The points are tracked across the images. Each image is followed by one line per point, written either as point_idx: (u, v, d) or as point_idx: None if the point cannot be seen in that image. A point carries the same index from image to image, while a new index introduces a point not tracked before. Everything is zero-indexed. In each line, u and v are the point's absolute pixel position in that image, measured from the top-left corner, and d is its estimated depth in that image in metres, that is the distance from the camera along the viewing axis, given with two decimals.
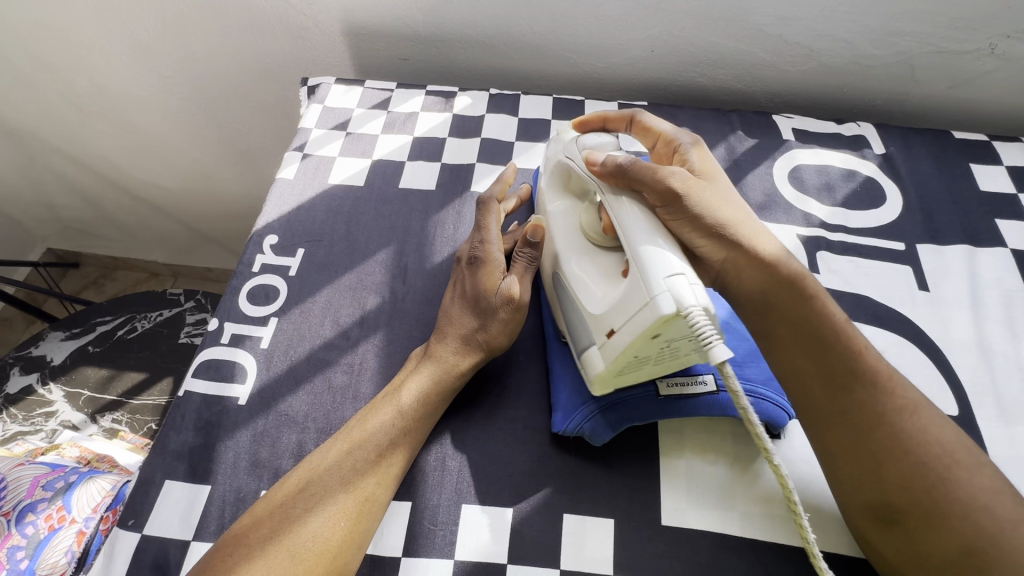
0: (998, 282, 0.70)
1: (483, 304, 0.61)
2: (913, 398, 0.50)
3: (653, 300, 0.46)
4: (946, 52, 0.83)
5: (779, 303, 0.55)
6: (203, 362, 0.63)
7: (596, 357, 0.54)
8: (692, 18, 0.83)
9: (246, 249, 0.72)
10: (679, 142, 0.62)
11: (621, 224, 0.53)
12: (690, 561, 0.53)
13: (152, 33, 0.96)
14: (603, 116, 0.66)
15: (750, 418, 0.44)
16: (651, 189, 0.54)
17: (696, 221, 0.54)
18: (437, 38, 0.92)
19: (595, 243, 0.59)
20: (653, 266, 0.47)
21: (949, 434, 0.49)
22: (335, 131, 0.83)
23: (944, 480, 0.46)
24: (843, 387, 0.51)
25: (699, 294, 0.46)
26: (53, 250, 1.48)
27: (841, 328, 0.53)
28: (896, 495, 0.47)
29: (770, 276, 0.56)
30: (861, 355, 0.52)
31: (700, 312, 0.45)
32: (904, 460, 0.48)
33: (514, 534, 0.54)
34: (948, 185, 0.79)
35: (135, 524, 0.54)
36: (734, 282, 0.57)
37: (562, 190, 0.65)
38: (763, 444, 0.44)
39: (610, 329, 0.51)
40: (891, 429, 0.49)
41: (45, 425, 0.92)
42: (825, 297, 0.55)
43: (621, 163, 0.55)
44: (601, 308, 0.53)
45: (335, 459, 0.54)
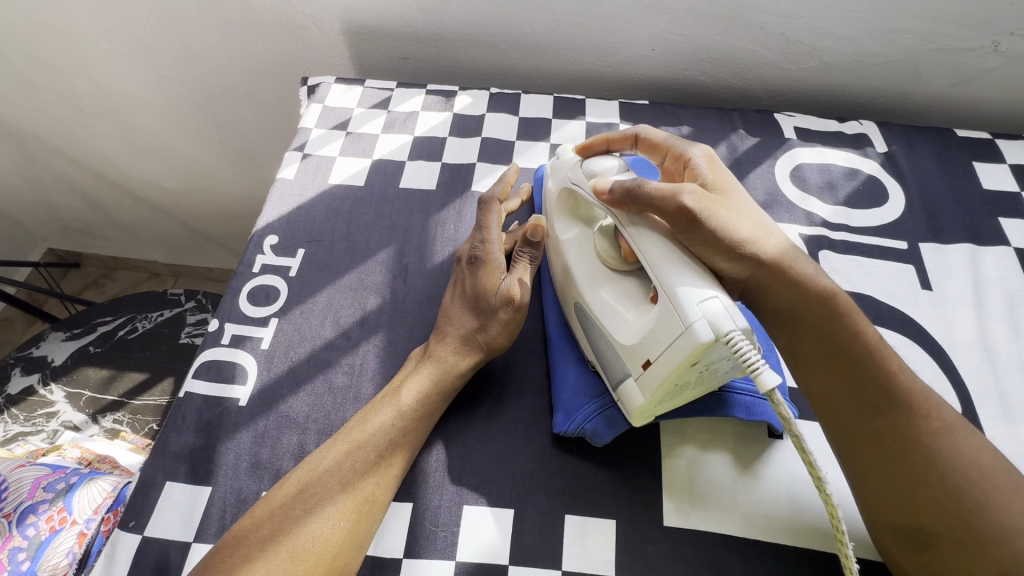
0: (1001, 281, 0.70)
1: (483, 304, 0.61)
2: (950, 418, 0.49)
3: (689, 328, 0.46)
4: (948, 50, 0.82)
5: (808, 322, 0.54)
6: (203, 363, 0.63)
7: (633, 390, 0.53)
8: (693, 16, 0.83)
9: (246, 250, 0.72)
10: (690, 158, 0.60)
11: (643, 252, 0.52)
12: (693, 563, 0.53)
13: (152, 33, 0.96)
14: (606, 139, 0.65)
15: (802, 445, 0.44)
16: (666, 211, 0.52)
17: (716, 240, 0.52)
18: (437, 37, 0.92)
19: (614, 270, 0.57)
20: (685, 294, 0.47)
21: (987, 456, 0.48)
22: (335, 130, 0.83)
23: (982, 505, 0.45)
24: (876, 409, 0.50)
25: (736, 317, 0.45)
26: (53, 250, 1.48)
27: (874, 347, 0.52)
28: (928, 517, 0.47)
29: (799, 294, 0.54)
30: (896, 376, 0.51)
31: (740, 335, 0.44)
32: (938, 483, 0.47)
33: (515, 535, 0.54)
34: (951, 184, 0.79)
35: (136, 526, 0.54)
36: (762, 301, 0.55)
37: (570, 215, 0.64)
38: (816, 473, 0.43)
39: (646, 360, 0.50)
40: (926, 452, 0.48)
41: (46, 425, 0.92)
42: (857, 314, 0.54)
43: (630, 188, 0.53)
44: (630, 339, 0.52)
45: (336, 459, 0.54)
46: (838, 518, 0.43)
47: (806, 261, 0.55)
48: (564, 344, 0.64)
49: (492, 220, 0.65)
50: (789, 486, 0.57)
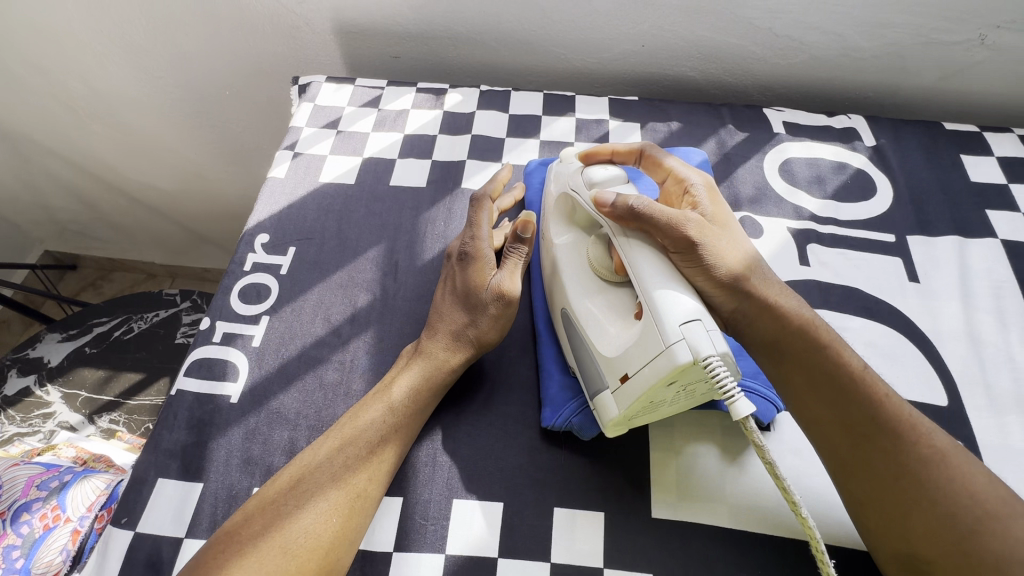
0: (988, 272, 0.70)
1: (473, 300, 0.62)
2: (941, 445, 0.48)
3: (669, 349, 0.46)
4: (936, 43, 0.83)
5: (794, 350, 0.54)
6: (195, 361, 0.64)
7: (609, 401, 0.53)
8: (682, 13, 0.83)
9: (237, 248, 0.72)
10: (688, 182, 0.60)
11: (634, 268, 0.52)
12: (681, 554, 0.53)
13: (143, 34, 0.96)
14: (612, 150, 0.66)
15: (774, 470, 0.46)
16: (666, 234, 0.53)
17: (709, 270, 0.54)
18: (427, 36, 0.92)
19: (608, 279, 0.58)
20: (667, 312, 0.47)
21: (982, 484, 0.46)
22: (326, 129, 0.83)
23: (977, 533, 0.44)
24: (864, 435, 0.50)
25: (716, 341, 0.46)
26: (50, 253, 1.48)
27: (861, 376, 0.52)
28: (922, 544, 0.46)
29: (783, 323, 0.55)
30: (882, 404, 0.50)
31: (718, 360, 0.45)
32: (930, 510, 0.46)
33: (505, 528, 0.55)
34: (939, 177, 0.79)
35: (128, 523, 0.55)
36: (744, 329, 0.56)
37: (567, 222, 0.64)
38: (791, 498, 0.45)
39: (624, 374, 0.50)
40: (915, 479, 0.47)
41: (43, 426, 0.93)
42: (841, 343, 0.54)
43: (633, 206, 0.53)
44: (613, 351, 0.52)
45: (328, 454, 0.54)
46: (801, 512, 0.44)
47: (789, 292, 0.57)
48: (552, 340, 0.65)
49: (484, 215, 0.65)
50: None
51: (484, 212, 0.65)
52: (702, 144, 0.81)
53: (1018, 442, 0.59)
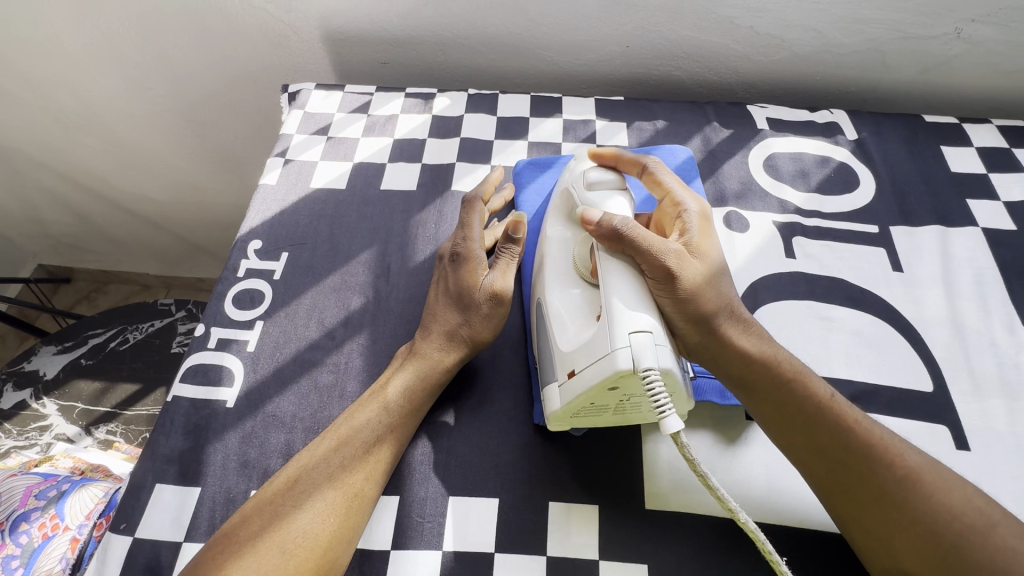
0: (970, 260, 0.72)
1: (466, 300, 0.62)
2: (916, 463, 0.50)
3: (612, 353, 0.48)
4: (913, 38, 0.85)
5: (760, 385, 0.55)
6: (190, 367, 0.64)
7: (554, 394, 0.54)
8: (664, 13, 0.85)
9: (231, 255, 0.73)
10: (684, 208, 0.61)
11: (605, 278, 0.53)
12: (674, 544, 0.54)
13: (132, 45, 0.97)
14: (617, 156, 0.65)
15: (707, 479, 0.47)
16: (648, 261, 0.54)
17: (682, 303, 0.54)
18: (415, 41, 0.93)
19: (583, 277, 0.58)
20: (621, 318, 0.49)
21: (958, 498, 0.48)
22: (316, 135, 0.84)
23: (959, 547, 0.46)
24: (839, 461, 0.51)
25: (660, 356, 0.48)
26: (44, 267, 1.48)
27: (829, 404, 0.53)
28: (909, 559, 0.47)
29: (749, 360, 0.55)
30: (853, 429, 0.51)
31: (656, 376, 0.47)
32: (913, 530, 0.47)
33: (500, 523, 0.55)
34: (920, 168, 0.81)
35: (127, 528, 0.55)
36: (710, 361, 0.57)
37: (565, 218, 0.64)
38: (725, 503, 0.47)
39: (572, 370, 0.52)
40: (894, 502, 0.48)
41: (39, 439, 0.93)
42: (807, 373, 0.55)
43: (616, 226, 0.54)
44: (569, 346, 0.53)
45: (325, 454, 0.55)
46: (740, 515, 0.46)
47: (755, 326, 0.58)
48: None
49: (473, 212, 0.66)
50: (767, 466, 0.58)
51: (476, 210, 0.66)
52: (687, 141, 0.83)
53: (1001, 425, 0.60)
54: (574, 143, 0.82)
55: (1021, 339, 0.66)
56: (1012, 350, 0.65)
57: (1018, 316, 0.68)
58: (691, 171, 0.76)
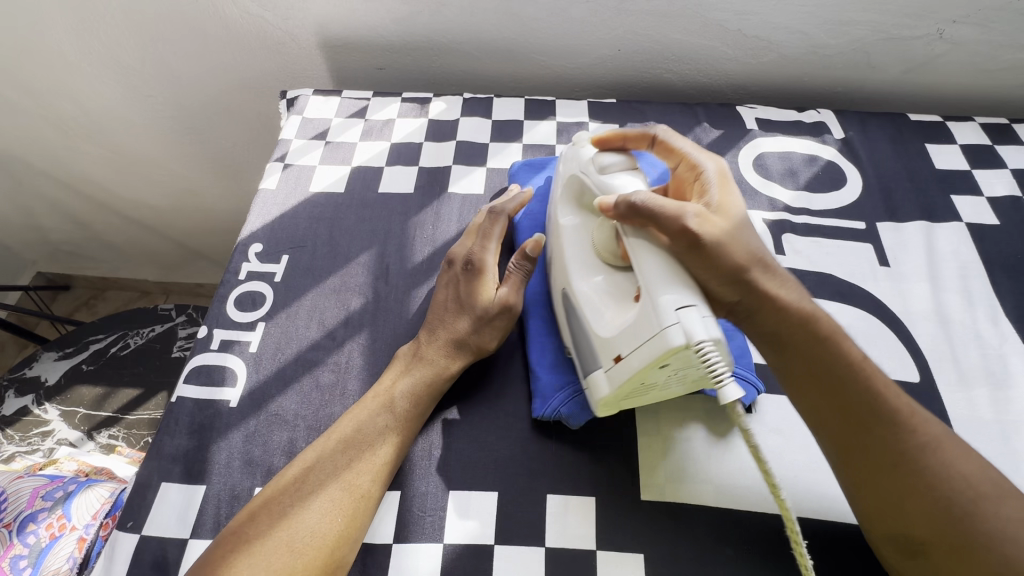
0: (955, 254, 0.74)
1: (476, 310, 0.64)
2: (936, 433, 0.51)
3: (663, 331, 0.49)
4: (896, 39, 0.87)
5: (794, 343, 0.55)
6: (194, 368, 0.65)
7: (601, 380, 0.55)
8: (654, 17, 0.87)
9: (232, 259, 0.74)
10: (702, 170, 0.60)
11: (637, 260, 0.54)
12: (669, 534, 0.56)
13: (132, 54, 0.99)
14: (623, 134, 0.64)
15: (760, 455, 0.49)
16: (670, 227, 0.53)
17: (714, 263, 0.53)
18: (411, 47, 0.95)
19: (609, 264, 0.61)
20: (664, 298, 0.50)
21: (973, 469, 0.49)
22: (314, 140, 0.86)
23: (971, 516, 0.47)
24: (861, 425, 0.52)
25: (709, 326, 0.48)
26: (43, 274, 1.49)
27: (861, 367, 0.53)
28: (918, 526, 0.48)
29: (785, 317, 0.55)
30: (882, 394, 0.52)
31: (710, 345, 0.47)
32: (928, 495, 0.48)
33: (500, 516, 0.57)
34: (905, 165, 0.83)
35: (134, 526, 0.56)
36: (750, 320, 0.56)
37: (576, 206, 0.66)
38: (772, 479, 0.48)
39: (618, 354, 0.53)
40: (911, 467, 0.50)
41: (42, 444, 0.93)
42: (843, 334, 0.55)
43: (634, 202, 0.54)
44: (610, 332, 0.55)
45: (331, 455, 0.56)
46: (781, 495, 0.48)
47: (791, 281, 0.57)
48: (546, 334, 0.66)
49: (493, 229, 0.69)
50: (759, 456, 0.60)
51: (496, 226, 0.69)
52: None
53: (986, 414, 0.62)
54: (568, 144, 0.84)
55: (1004, 331, 0.68)
56: (996, 342, 0.67)
57: (1001, 308, 0.70)
58: None
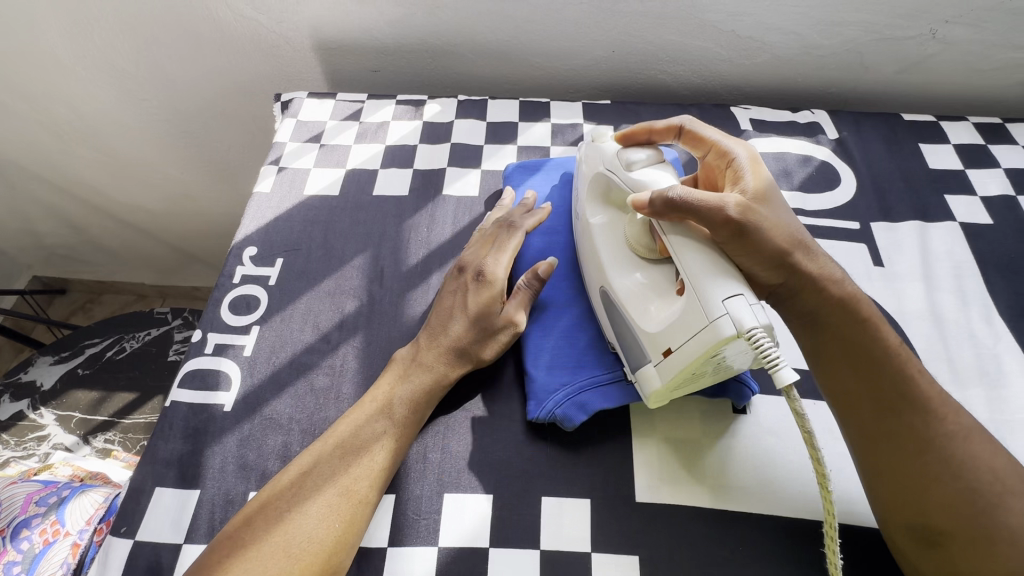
0: (949, 254, 0.74)
1: (480, 320, 0.63)
2: (968, 424, 0.51)
3: (712, 323, 0.49)
4: (889, 39, 0.87)
5: (833, 325, 0.55)
6: (188, 372, 0.65)
7: (653, 374, 0.56)
8: (648, 19, 0.87)
9: (226, 262, 0.74)
10: (732, 156, 0.61)
11: (680, 261, 0.53)
12: (664, 534, 0.56)
13: (127, 58, 0.99)
14: (649, 129, 0.65)
15: (813, 441, 0.48)
16: (714, 219, 0.53)
17: (758, 250, 0.53)
18: (405, 49, 0.95)
19: (644, 259, 0.61)
20: (711, 289, 0.50)
21: (1001, 464, 0.49)
22: (309, 143, 0.86)
23: (994, 509, 0.47)
24: (890, 409, 0.52)
25: (758, 313, 0.49)
26: (39, 278, 1.48)
27: (896, 353, 0.54)
28: (939, 514, 0.48)
29: (825, 297, 0.55)
30: (915, 380, 0.53)
31: (761, 331, 0.47)
32: (952, 485, 0.49)
33: (495, 519, 0.57)
34: (899, 165, 0.83)
35: (127, 532, 0.56)
36: (790, 302, 0.57)
37: (603, 202, 0.66)
38: (821, 470, 0.48)
39: (668, 348, 0.53)
40: (939, 454, 0.50)
41: (37, 449, 0.93)
42: (880, 320, 0.55)
43: (672, 198, 0.54)
44: (655, 327, 0.55)
45: (329, 460, 0.56)
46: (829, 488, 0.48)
47: (832, 263, 0.57)
48: (540, 336, 0.66)
49: (507, 243, 0.67)
50: (753, 457, 0.60)
51: (513, 241, 0.68)
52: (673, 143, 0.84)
53: (980, 413, 0.62)
54: (562, 146, 0.84)
55: (998, 330, 0.68)
56: (990, 341, 0.67)
57: (995, 307, 0.70)
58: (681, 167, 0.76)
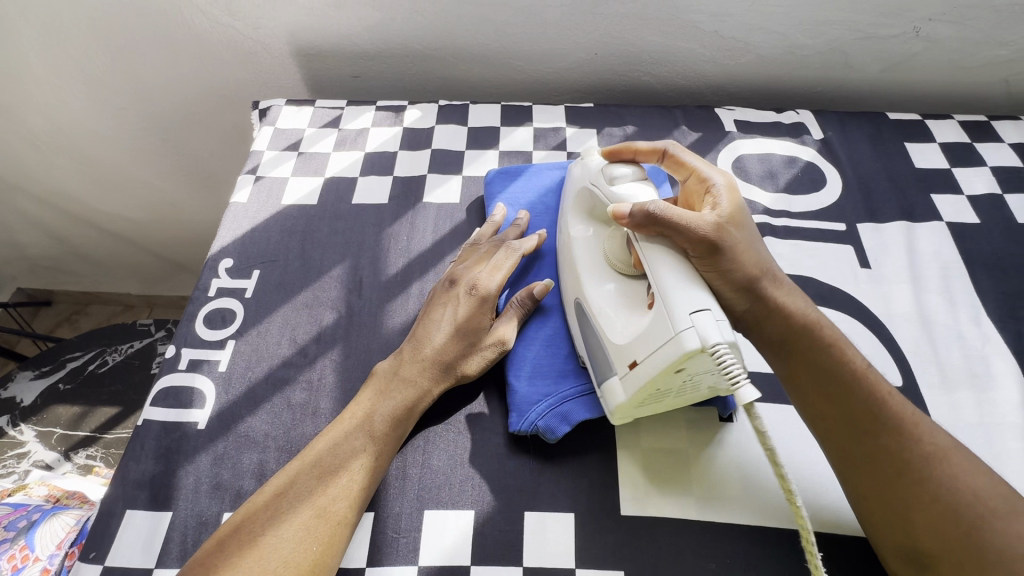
0: (936, 254, 0.73)
1: (470, 335, 0.62)
2: (944, 443, 0.50)
3: (677, 335, 0.48)
4: (873, 38, 0.86)
5: (799, 350, 0.55)
6: (162, 389, 0.64)
7: (617, 387, 0.54)
8: (630, 20, 0.86)
9: (201, 275, 0.72)
10: (711, 182, 0.60)
11: (651, 266, 0.53)
12: (650, 548, 0.54)
13: (102, 67, 0.97)
14: (634, 148, 0.64)
15: (775, 458, 0.49)
16: (687, 237, 0.53)
17: (724, 270, 0.54)
18: (385, 54, 0.93)
19: (620, 272, 0.59)
20: (678, 301, 0.49)
21: (983, 482, 0.48)
22: (287, 151, 0.84)
23: (978, 530, 0.46)
24: (867, 432, 0.51)
25: (724, 330, 0.48)
26: (23, 289, 1.45)
27: (864, 375, 0.53)
28: (925, 537, 0.47)
29: (790, 322, 0.56)
30: (886, 401, 0.52)
31: (725, 349, 0.47)
32: (935, 507, 0.48)
33: (476, 535, 0.55)
34: (885, 165, 0.82)
35: (96, 557, 0.54)
36: (756, 326, 0.57)
37: (587, 217, 0.65)
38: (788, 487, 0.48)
39: (633, 360, 0.52)
40: (919, 475, 0.49)
41: (16, 467, 0.90)
42: (844, 342, 0.55)
43: (650, 211, 0.53)
44: (623, 339, 0.54)
45: (306, 479, 0.54)
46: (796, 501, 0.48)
47: (796, 291, 0.58)
48: (522, 345, 0.65)
49: (499, 258, 0.66)
50: (741, 466, 0.59)
51: (507, 258, 0.66)
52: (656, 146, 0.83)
53: (970, 417, 0.61)
54: (545, 151, 0.83)
55: (986, 331, 0.67)
56: (978, 342, 0.66)
57: (984, 308, 0.69)
58: (661, 174, 0.74)
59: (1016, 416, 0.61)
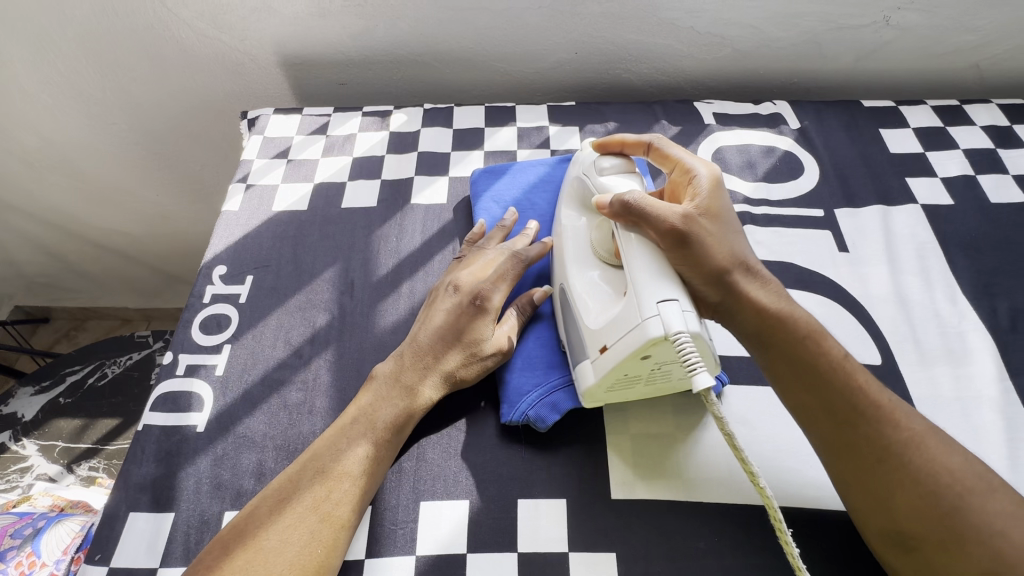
0: (912, 236, 0.75)
1: (471, 343, 0.63)
2: (918, 428, 0.52)
3: (643, 322, 0.50)
4: (845, 28, 0.88)
5: (775, 340, 0.56)
6: (160, 396, 0.65)
7: (588, 370, 0.57)
8: (608, 19, 0.88)
9: (196, 282, 0.74)
10: (694, 173, 0.61)
11: (626, 255, 0.55)
12: (640, 530, 0.56)
13: (93, 84, 0.99)
14: (622, 141, 0.66)
15: (734, 441, 0.49)
16: (657, 224, 0.55)
17: (695, 262, 0.55)
18: (369, 61, 0.95)
19: (603, 260, 0.61)
20: (649, 290, 0.51)
21: (958, 462, 0.50)
22: (276, 159, 0.86)
23: (959, 509, 0.48)
24: (848, 422, 0.53)
25: (689, 320, 0.50)
26: (21, 307, 1.44)
27: (840, 365, 0.55)
28: (909, 522, 0.49)
29: (764, 316, 0.57)
30: (860, 389, 0.54)
31: (687, 337, 0.49)
32: (914, 489, 0.49)
33: (471, 524, 0.57)
34: (860, 151, 0.84)
35: (101, 559, 0.55)
36: (731, 318, 0.58)
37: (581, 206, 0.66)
38: (749, 468, 0.48)
39: (604, 345, 0.54)
40: (897, 462, 0.50)
41: (20, 481, 0.92)
42: (823, 333, 0.56)
43: (627, 201, 0.56)
44: (597, 324, 0.56)
45: (307, 481, 0.55)
46: (763, 488, 0.48)
47: (776, 286, 0.59)
48: (521, 338, 0.66)
49: (488, 257, 0.68)
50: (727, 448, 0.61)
51: (497, 255, 0.68)
52: None
53: (947, 392, 0.63)
54: (529, 150, 0.85)
55: (962, 309, 0.69)
56: (955, 320, 0.68)
57: (959, 286, 0.71)
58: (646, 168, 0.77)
59: (991, 389, 0.63)
